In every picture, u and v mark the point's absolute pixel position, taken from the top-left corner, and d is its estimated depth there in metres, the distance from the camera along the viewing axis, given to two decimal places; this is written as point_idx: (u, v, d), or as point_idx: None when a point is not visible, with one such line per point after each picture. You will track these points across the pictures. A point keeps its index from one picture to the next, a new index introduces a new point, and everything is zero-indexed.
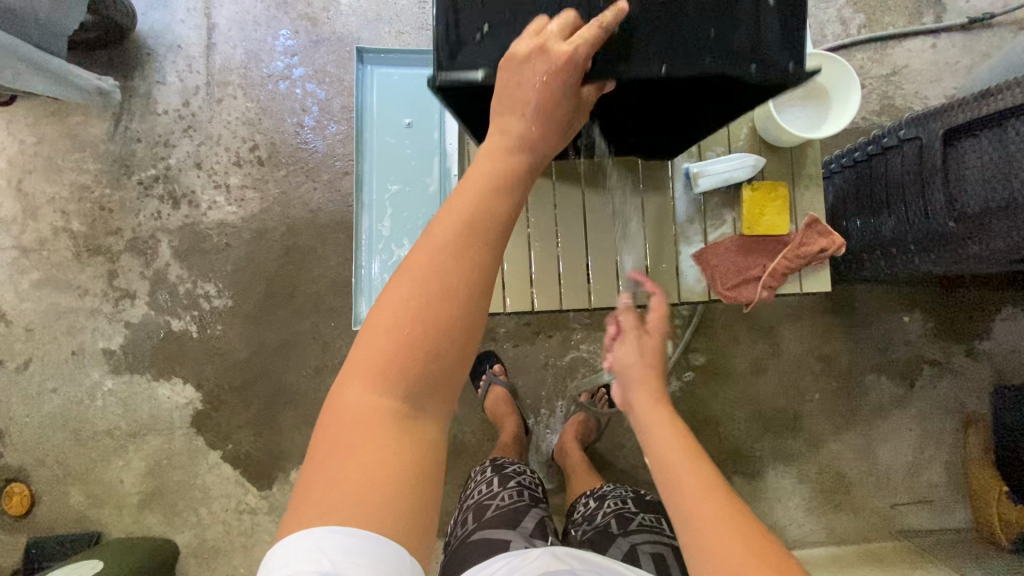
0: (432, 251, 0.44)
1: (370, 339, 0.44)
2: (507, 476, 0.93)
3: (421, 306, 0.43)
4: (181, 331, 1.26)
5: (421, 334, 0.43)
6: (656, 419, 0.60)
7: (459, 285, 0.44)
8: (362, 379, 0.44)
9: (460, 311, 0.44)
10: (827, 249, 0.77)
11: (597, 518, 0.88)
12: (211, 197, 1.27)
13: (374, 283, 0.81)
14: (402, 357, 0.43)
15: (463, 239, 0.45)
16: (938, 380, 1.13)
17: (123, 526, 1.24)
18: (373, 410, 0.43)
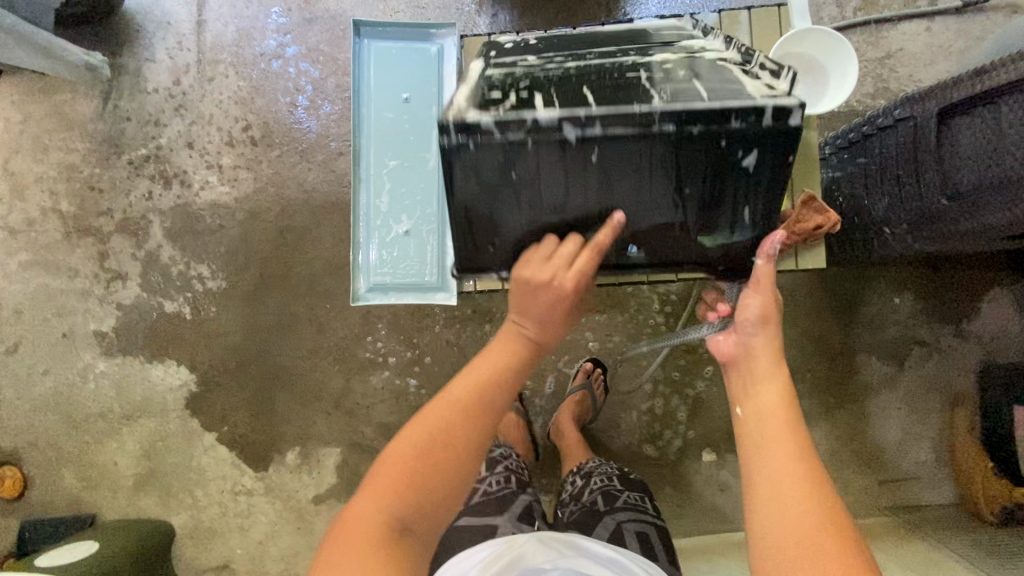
0: (448, 406, 0.59)
1: (388, 465, 0.57)
2: (495, 462, 0.97)
3: (434, 449, 0.57)
4: (174, 313, 1.24)
5: (425, 467, 0.57)
6: (765, 371, 0.62)
7: (462, 439, 0.58)
8: (375, 493, 0.56)
9: (458, 456, 0.58)
10: (823, 227, 0.75)
11: (584, 496, 0.91)
12: (204, 177, 1.26)
13: (374, 261, 0.80)
14: (408, 480, 0.56)
15: (473, 407, 0.59)
16: (926, 359, 1.15)
17: (118, 508, 1.24)
18: (380, 517, 0.55)
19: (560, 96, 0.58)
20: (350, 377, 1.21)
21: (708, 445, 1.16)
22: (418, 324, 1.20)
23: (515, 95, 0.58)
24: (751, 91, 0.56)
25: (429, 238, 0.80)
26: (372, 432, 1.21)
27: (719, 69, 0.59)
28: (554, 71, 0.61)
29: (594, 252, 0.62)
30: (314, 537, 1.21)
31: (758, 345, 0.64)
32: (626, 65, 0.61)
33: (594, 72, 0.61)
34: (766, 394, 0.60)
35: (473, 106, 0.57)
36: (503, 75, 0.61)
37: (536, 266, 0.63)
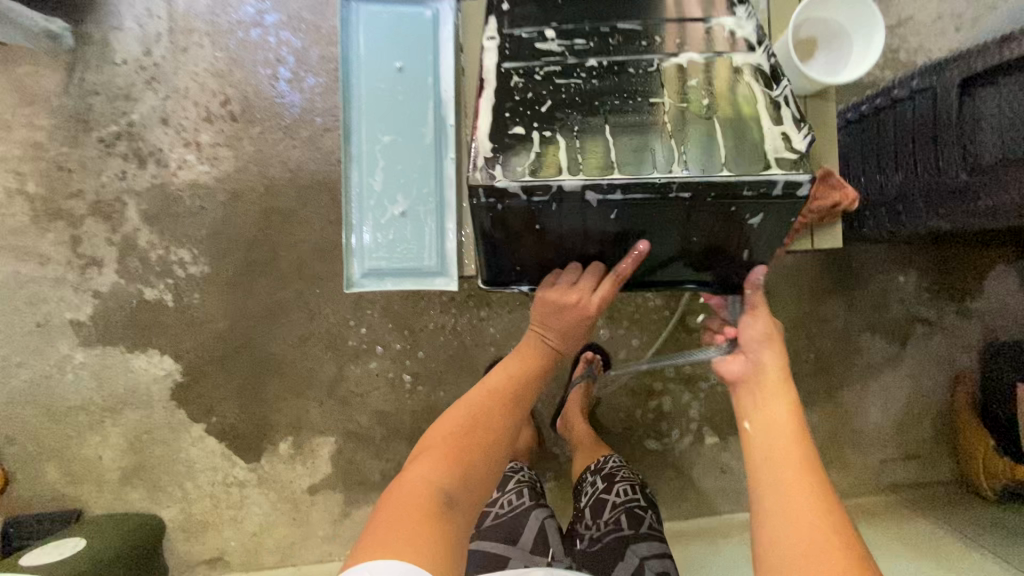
0: (486, 396, 0.66)
1: (436, 443, 0.61)
2: (506, 478, 0.93)
3: (477, 429, 0.62)
4: (155, 301, 1.18)
5: (468, 447, 0.60)
6: (768, 388, 0.68)
7: (500, 424, 0.64)
8: (420, 470, 0.58)
9: (499, 438, 0.63)
10: (841, 204, 0.71)
11: (604, 512, 0.87)
12: (181, 156, 1.18)
13: (367, 243, 0.75)
14: (454, 456, 0.59)
15: (506, 398, 0.66)
16: (929, 337, 1.14)
17: (106, 502, 1.20)
18: (432, 482, 0.57)
19: (582, 143, 0.59)
20: (343, 364, 1.17)
21: (711, 428, 1.15)
22: (413, 309, 1.16)
23: (538, 138, 0.59)
24: (769, 156, 0.58)
25: (427, 219, 0.75)
26: (368, 420, 1.17)
27: (740, 110, 0.60)
28: (574, 93, 0.61)
29: (615, 280, 0.70)
30: (311, 527, 1.18)
31: (765, 362, 0.71)
32: (646, 85, 0.61)
33: (614, 96, 0.61)
34: (774, 404, 0.66)
35: (499, 166, 0.58)
36: (524, 101, 0.61)
37: (562, 291, 0.70)
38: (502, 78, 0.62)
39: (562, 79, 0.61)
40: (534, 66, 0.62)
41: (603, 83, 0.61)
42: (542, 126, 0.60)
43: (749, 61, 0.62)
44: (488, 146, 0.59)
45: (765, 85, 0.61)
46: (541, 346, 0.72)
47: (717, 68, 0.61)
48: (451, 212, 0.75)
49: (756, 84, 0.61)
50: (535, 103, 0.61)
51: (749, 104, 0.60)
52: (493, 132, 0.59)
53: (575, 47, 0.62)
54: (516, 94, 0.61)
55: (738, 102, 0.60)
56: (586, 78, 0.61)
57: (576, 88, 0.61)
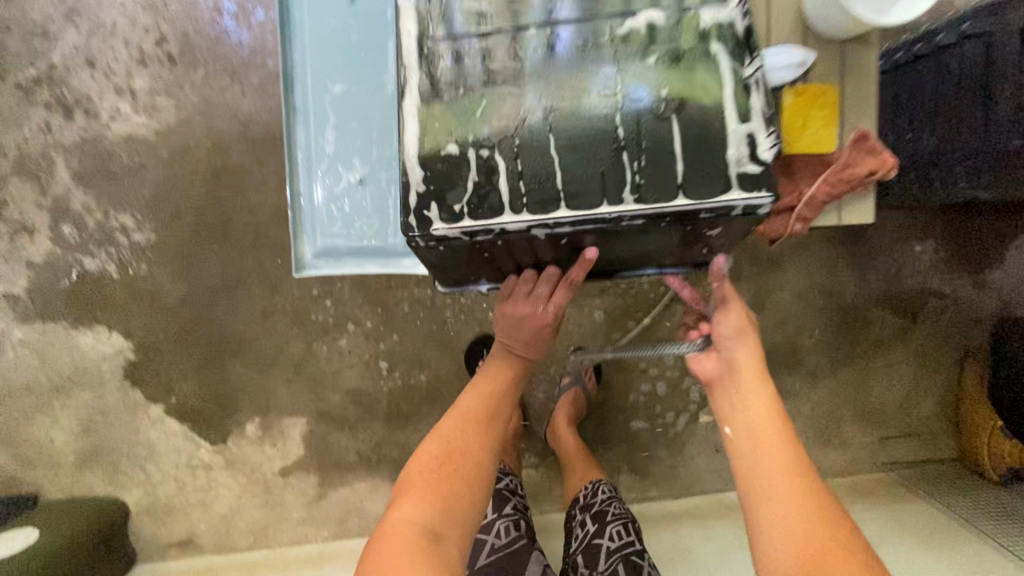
0: (459, 417, 0.61)
1: (413, 479, 0.57)
2: (502, 500, 0.82)
3: (452, 457, 0.58)
4: (98, 272, 1.06)
5: (448, 479, 0.57)
6: (753, 384, 0.56)
7: (475, 446, 0.59)
8: (402, 509, 0.55)
9: (479, 462, 0.59)
10: (876, 173, 0.61)
11: (599, 564, 0.73)
12: (114, 105, 1.03)
13: (319, 214, 0.64)
14: (433, 490, 0.56)
15: (482, 417, 0.61)
16: (942, 311, 1.07)
17: (62, 486, 1.12)
18: (414, 525, 0.53)
19: (524, 160, 0.54)
20: (311, 341, 1.07)
21: (706, 406, 1.08)
22: (385, 282, 1.06)
23: (474, 159, 0.54)
24: (732, 171, 0.53)
25: (390, 189, 0.63)
26: (341, 400, 1.09)
27: (701, 101, 0.53)
28: (510, 83, 0.55)
29: (569, 286, 0.63)
30: (285, 510, 1.12)
31: (743, 357, 0.58)
32: (594, 68, 0.54)
33: (558, 85, 0.55)
34: (754, 396, 0.55)
35: (435, 205, 0.54)
36: (455, 102, 0.55)
37: (517, 303, 0.64)
38: (428, 68, 0.55)
39: (495, 63, 0.55)
40: (465, 42, 0.55)
41: (547, 66, 0.55)
42: (478, 136, 0.54)
43: (720, 18, 0.54)
44: (419, 175, 0.55)
45: (735, 60, 0.54)
46: (511, 358, 0.65)
47: (676, 41, 0.54)
48: None
49: (721, 69, 0.54)
50: (468, 104, 0.55)
51: (712, 92, 0.53)
52: (425, 152, 0.55)
53: (508, 15, 0.55)
54: (445, 90, 0.55)
55: (697, 90, 0.53)
56: (523, 60, 0.55)
57: (515, 72, 0.55)
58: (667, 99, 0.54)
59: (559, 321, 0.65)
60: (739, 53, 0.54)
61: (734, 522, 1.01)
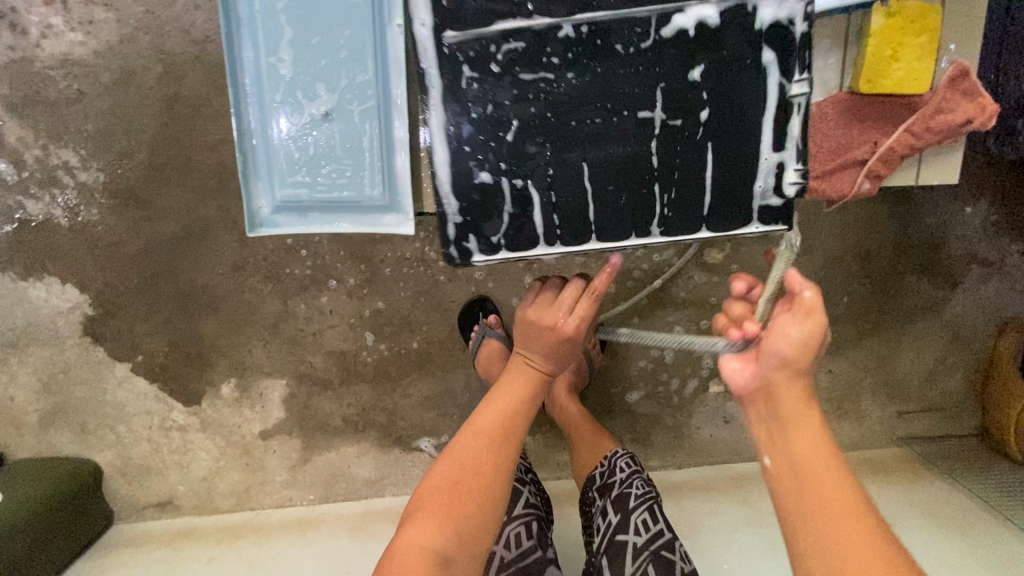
0: (475, 430, 0.55)
1: (424, 498, 0.53)
2: (512, 498, 0.73)
3: (467, 476, 0.53)
4: (42, 217, 0.93)
5: (460, 498, 0.52)
6: (793, 410, 0.48)
7: (493, 464, 0.54)
8: (411, 530, 0.51)
9: (494, 480, 0.53)
10: (972, 121, 0.50)
11: (625, 562, 0.67)
12: (42, 17, 0.86)
13: (275, 155, 0.55)
14: (444, 512, 0.51)
15: (498, 432, 0.55)
16: (984, 281, 0.97)
17: (27, 446, 1.05)
18: (423, 549, 0.49)
19: (556, 187, 0.54)
20: (287, 298, 0.97)
21: (717, 376, 1.00)
22: (369, 235, 0.94)
23: (508, 188, 0.54)
24: (757, 204, 0.55)
25: (364, 125, 0.54)
26: (323, 361, 1.00)
27: (738, 127, 0.53)
28: (544, 98, 0.53)
29: (592, 296, 0.57)
30: (267, 473, 1.06)
31: (783, 383, 0.48)
32: (633, 82, 0.53)
33: (593, 100, 0.53)
34: (799, 430, 0.47)
35: (474, 235, 0.55)
36: (484, 117, 0.53)
37: (539, 309, 0.58)
38: (453, 78, 0.52)
39: (527, 73, 0.52)
40: (490, 42, 0.52)
41: (579, 64, 0.52)
42: (513, 160, 0.54)
43: (778, 14, 0.51)
44: (455, 206, 0.54)
45: (782, 74, 0.52)
46: (528, 369, 0.58)
47: (718, 49, 0.52)
48: (399, 115, 0.55)
49: (765, 88, 0.52)
50: (501, 123, 0.53)
51: (750, 111, 0.53)
52: (457, 180, 0.54)
53: (541, 13, 0.51)
54: (474, 105, 0.53)
55: (733, 110, 0.53)
56: (558, 71, 0.52)
57: (551, 84, 0.53)
58: (702, 119, 0.53)
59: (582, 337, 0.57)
60: (786, 69, 0.51)
61: (740, 497, 0.95)
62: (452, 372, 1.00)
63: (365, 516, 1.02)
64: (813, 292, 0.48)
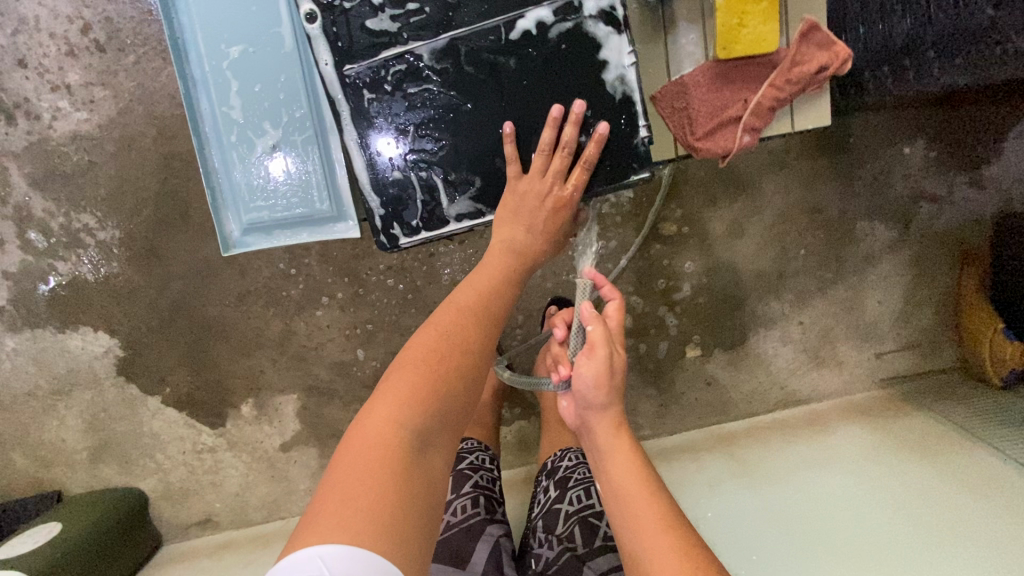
0: (462, 316, 0.60)
1: (402, 372, 0.55)
2: (462, 477, 0.79)
3: (449, 360, 0.56)
4: (72, 275, 1.07)
5: (440, 375, 0.55)
6: (613, 443, 0.66)
7: (476, 351, 0.58)
8: (385, 408, 0.52)
9: (470, 363, 0.57)
10: (827, 68, 0.57)
11: (557, 526, 0.74)
12: (52, 103, 1.00)
13: (240, 189, 0.66)
14: (422, 388, 0.53)
15: (478, 316, 0.60)
16: (937, 216, 1.01)
17: (82, 481, 1.17)
18: (399, 428, 0.50)
19: (457, 175, 0.64)
20: (288, 319, 1.07)
21: (691, 341, 1.05)
22: (352, 253, 1.04)
23: (417, 182, 0.64)
24: (627, 160, 0.62)
25: (307, 151, 0.65)
26: (328, 372, 1.10)
27: (593, 100, 0.61)
28: (431, 104, 0.62)
29: (584, 166, 0.62)
30: (292, 483, 1.16)
31: (596, 419, 0.67)
32: (502, 78, 0.61)
33: (477, 98, 0.62)
34: (616, 457, 0.65)
35: (397, 224, 0.65)
36: (387, 128, 0.62)
37: (532, 180, 0.62)
38: (357, 101, 0.62)
39: (413, 87, 0.62)
40: (380, 67, 0.61)
41: (455, 72, 0.61)
42: (417, 159, 0.63)
43: (601, 4, 0.59)
44: (377, 201, 0.64)
45: (614, 52, 0.60)
46: (512, 250, 0.64)
47: (569, 40, 0.60)
48: (332, 137, 0.65)
49: (608, 65, 0.60)
50: (403, 130, 0.63)
51: (611, 85, 0.61)
52: (375, 180, 0.63)
53: (417, 37, 0.60)
54: (377, 120, 0.62)
55: (597, 85, 0.61)
56: (437, 80, 0.61)
57: (437, 92, 0.62)
58: (572, 99, 0.61)
59: (572, 204, 0.64)
60: (619, 45, 0.60)
61: (728, 451, 1.00)
62: None
63: None
64: (596, 328, 0.66)
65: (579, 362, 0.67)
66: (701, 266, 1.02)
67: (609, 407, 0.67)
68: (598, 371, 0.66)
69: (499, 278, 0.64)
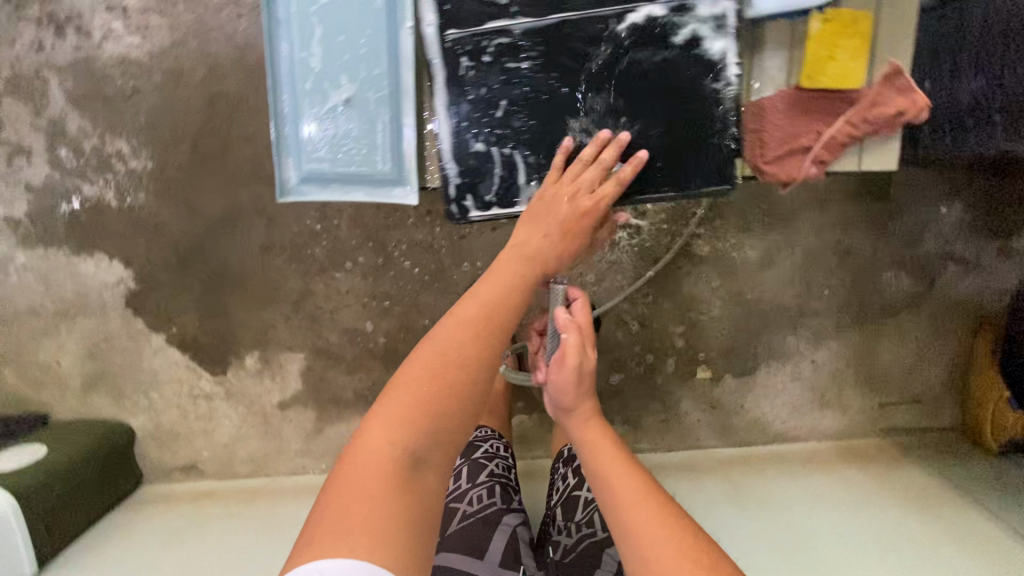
0: (463, 326, 0.55)
1: (399, 389, 0.52)
2: (477, 468, 0.80)
3: (447, 375, 0.52)
4: (96, 198, 1.05)
5: (438, 393, 0.52)
6: (595, 439, 0.63)
7: (478, 364, 0.54)
8: (381, 425, 0.50)
9: (471, 378, 0.53)
10: (905, 114, 0.58)
11: (577, 511, 0.74)
12: (105, 23, 0.99)
13: (304, 136, 0.66)
14: (420, 407, 0.51)
15: (480, 326, 0.55)
16: (962, 279, 1.02)
17: (70, 407, 1.15)
18: (392, 450, 0.49)
19: (540, 155, 0.64)
20: (308, 278, 1.07)
21: (703, 362, 1.06)
22: (383, 221, 1.04)
23: (498, 157, 0.64)
24: (719, 168, 0.62)
25: (378, 111, 0.65)
26: (339, 337, 1.09)
27: (687, 100, 0.61)
28: (525, 81, 0.63)
29: (617, 183, 0.61)
30: (283, 442, 1.15)
31: (577, 425, 0.65)
32: (601, 66, 0.62)
33: (573, 84, 0.62)
34: (604, 454, 0.61)
35: (470, 196, 0.65)
36: (480, 98, 0.63)
37: (560, 184, 0.62)
38: (452, 67, 0.63)
39: (512, 62, 0.62)
40: (482, 37, 0.62)
41: (556, 52, 0.62)
42: (501, 135, 0.64)
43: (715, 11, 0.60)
44: (455, 169, 0.65)
45: (721, 56, 0.60)
46: (525, 263, 0.60)
47: (675, 39, 0.61)
48: (407, 101, 0.65)
49: (710, 73, 0.61)
50: (493, 103, 0.63)
51: (708, 94, 0.61)
52: (455, 149, 0.64)
53: (524, 13, 0.62)
54: (469, 88, 0.63)
55: (693, 93, 0.61)
56: (536, 59, 0.62)
57: (534, 72, 0.62)
58: (665, 102, 0.62)
59: (598, 218, 0.63)
60: (725, 54, 0.61)
61: (724, 476, 1.01)
62: None
63: None
64: (570, 335, 0.64)
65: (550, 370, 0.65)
66: (725, 291, 1.03)
67: (581, 408, 0.65)
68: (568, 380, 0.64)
69: (508, 280, 0.59)
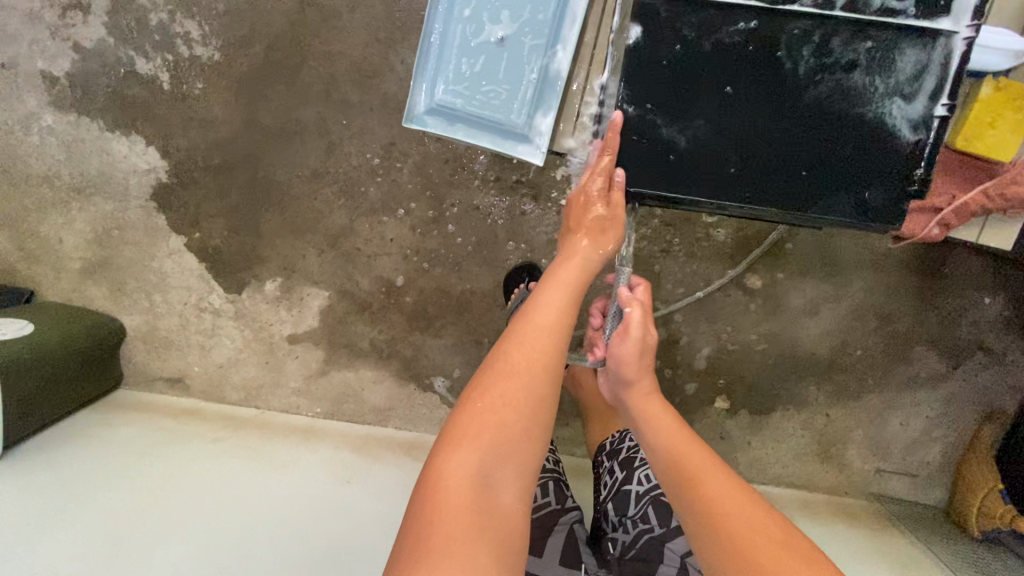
0: (520, 341, 0.56)
1: (466, 413, 0.53)
2: None
3: (509, 387, 0.53)
4: (149, 78, 0.97)
5: (504, 408, 0.52)
6: (647, 409, 0.63)
7: (539, 370, 0.55)
8: (451, 449, 0.50)
9: (534, 388, 0.54)
10: None
11: (629, 509, 0.73)
12: None
13: (448, 65, 0.65)
14: (489, 426, 0.51)
15: (539, 334, 0.56)
16: (982, 370, 1.05)
17: (61, 291, 1.07)
18: (465, 470, 0.49)
19: (716, 147, 0.62)
20: (354, 217, 1.02)
21: (725, 393, 1.07)
22: (448, 177, 1.00)
23: (676, 139, 0.62)
24: (872, 204, 0.62)
25: (528, 60, 0.64)
26: (370, 283, 1.05)
27: (864, 130, 0.61)
28: (724, 68, 0.60)
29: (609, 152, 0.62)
30: (282, 376, 1.09)
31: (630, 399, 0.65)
32: (800, 73, 0.60)
33: (761, 82, 0.61)
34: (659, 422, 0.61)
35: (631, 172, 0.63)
36: (672, 75, 0.61)
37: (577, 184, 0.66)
38: (654, 35, 0.60)
39: (716, 45, 0.60)
40: (695, 14, 0.59)
41: (766, 47, 0.60)
42: (680, 113, 0.61)
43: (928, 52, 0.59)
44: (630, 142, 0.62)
45: (927, 98, 0.60)
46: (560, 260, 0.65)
47: (879, 66, 0.60)
48: (562, 59, 0.64)
49: (899, 111, 0.60)
50: (683, 83, 0.61)
51: (887, 130, 0.61)
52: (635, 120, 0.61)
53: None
54: (664, 62, 0.60)
55: (875, 127, 0.61)
56: (742, 49, 0.60)
57: (736, 63, 0.60)
58: (840, 127, 0.61)
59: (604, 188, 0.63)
60: (934, 93, 0.60)
61: None
62: (486, 327, 1.05)
63: (366, 438, 1.05)
64: (633, 309, 0.64)
65: (613, 341, 0.65)
66: (765, 327, 1.04)
67: (641, 382, 0.65)
68: (630, 352, 0.64)
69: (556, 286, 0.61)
